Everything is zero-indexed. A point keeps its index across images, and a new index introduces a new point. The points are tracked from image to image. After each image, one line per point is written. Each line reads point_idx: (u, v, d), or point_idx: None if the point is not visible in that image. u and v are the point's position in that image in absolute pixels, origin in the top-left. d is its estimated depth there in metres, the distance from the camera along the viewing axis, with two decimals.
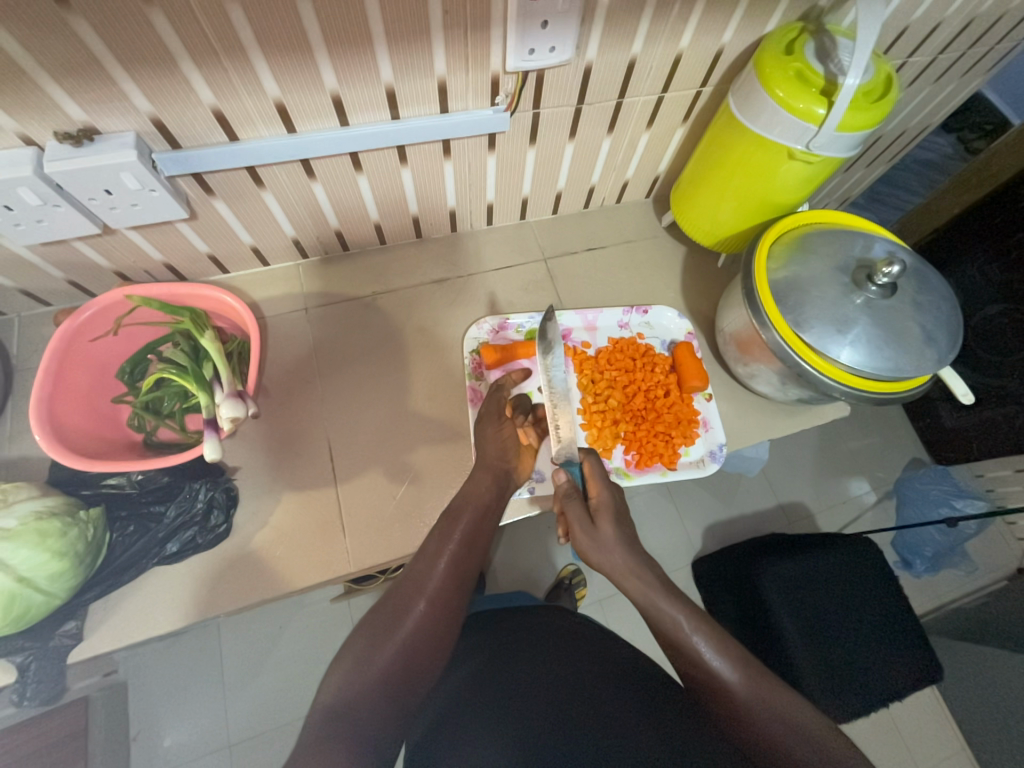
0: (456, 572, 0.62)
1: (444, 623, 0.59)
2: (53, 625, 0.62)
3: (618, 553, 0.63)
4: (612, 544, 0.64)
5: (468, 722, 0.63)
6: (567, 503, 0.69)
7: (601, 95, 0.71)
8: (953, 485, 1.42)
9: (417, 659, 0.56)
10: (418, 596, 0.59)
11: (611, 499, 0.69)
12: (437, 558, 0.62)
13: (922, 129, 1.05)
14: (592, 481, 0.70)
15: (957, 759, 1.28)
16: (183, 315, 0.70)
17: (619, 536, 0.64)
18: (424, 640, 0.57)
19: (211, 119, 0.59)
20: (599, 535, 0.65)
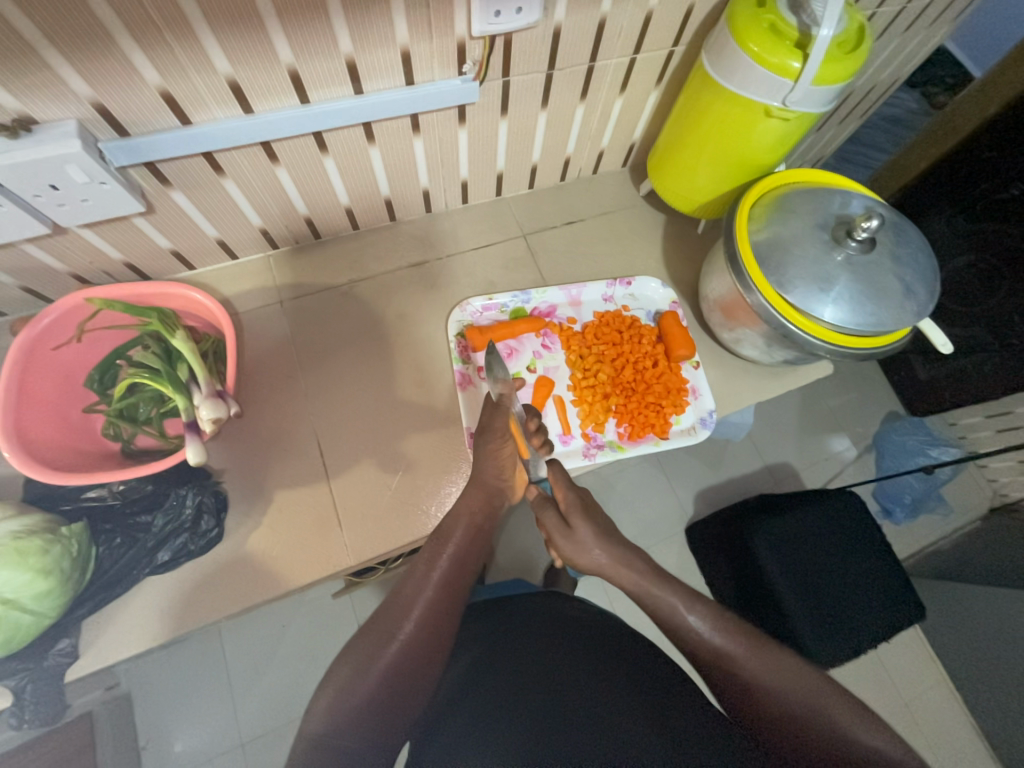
0: (452, 583, 0.61)
1: (439, 635, 0.59)
2: (46, 645, 0.60)
3: (598, 550, 0.65)
4: (590, 543, 0.65)
5: (468, 712, 0.63)
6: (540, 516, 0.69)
7: (572, 59, 0.69)
8: (926, 434, 1.51)
9: (414, 671, 0.56)
10: (412, 610, 0.58)
11: (578, 497, 0.69)
12: (432, 572, 0.61)
13: (891, 83, 1.05)
14: (557, 487, 0.70)
15: (941, 690, 1.36)
16: (150, 315, 0.66)
17: (594, 533, 0.66)
18: (420, 653, 0.57)
19: (160, 102, 0.55)
20: (577, 536, 0.66)
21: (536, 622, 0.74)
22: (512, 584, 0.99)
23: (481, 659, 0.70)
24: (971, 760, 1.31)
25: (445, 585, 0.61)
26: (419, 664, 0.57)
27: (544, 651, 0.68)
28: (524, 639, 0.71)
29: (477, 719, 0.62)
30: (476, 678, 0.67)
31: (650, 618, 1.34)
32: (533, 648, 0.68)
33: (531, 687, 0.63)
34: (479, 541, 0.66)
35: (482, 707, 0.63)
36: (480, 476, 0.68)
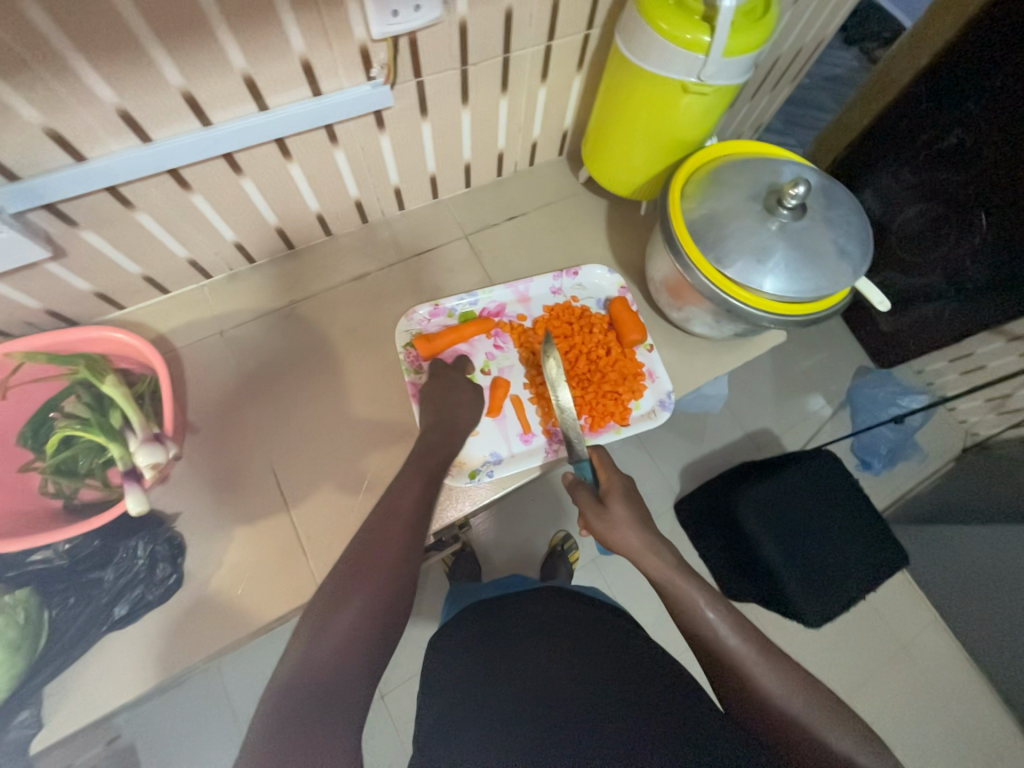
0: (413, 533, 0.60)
1: (408, 585, 0.57)
2: (5, 719, 0.57)
3: (629, 530, 0.66)
4: (624, 522, 0.67)
5: (458, 721, 0.61)
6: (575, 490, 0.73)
7: (484, 52, 0.67)
8: (896, 385, 1.54)
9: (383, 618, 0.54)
10: (379, 561, 0.57)
11: (621, 482, 0.72)
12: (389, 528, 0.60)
13: (817, 45, 1.05)
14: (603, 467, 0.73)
15: (933, 630, 1.41)
16: (77, 363, 0.64)
17: (628, 511, 0.68)
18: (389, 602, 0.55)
19: (48, 142, 0.52)
20: (611, 516, 0.68)
21: (523, 623, 0.73)
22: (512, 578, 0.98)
23: (471, 666, 0.67)
24: (968, 694, 1.35)
25: (408, 542, 0.59)
26: (390, 612, 0.54)
27: (534, 650, 0.66)
28: (513, 640, 0.69)
29: (467, 726, 0.60)
30: (466, 686, 0.65)
31: (646, 599, 1.35)
32: (523, 648, 0.67)
33: (521, 690, 0.61)
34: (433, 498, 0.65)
35: (474, 712, 0.60)
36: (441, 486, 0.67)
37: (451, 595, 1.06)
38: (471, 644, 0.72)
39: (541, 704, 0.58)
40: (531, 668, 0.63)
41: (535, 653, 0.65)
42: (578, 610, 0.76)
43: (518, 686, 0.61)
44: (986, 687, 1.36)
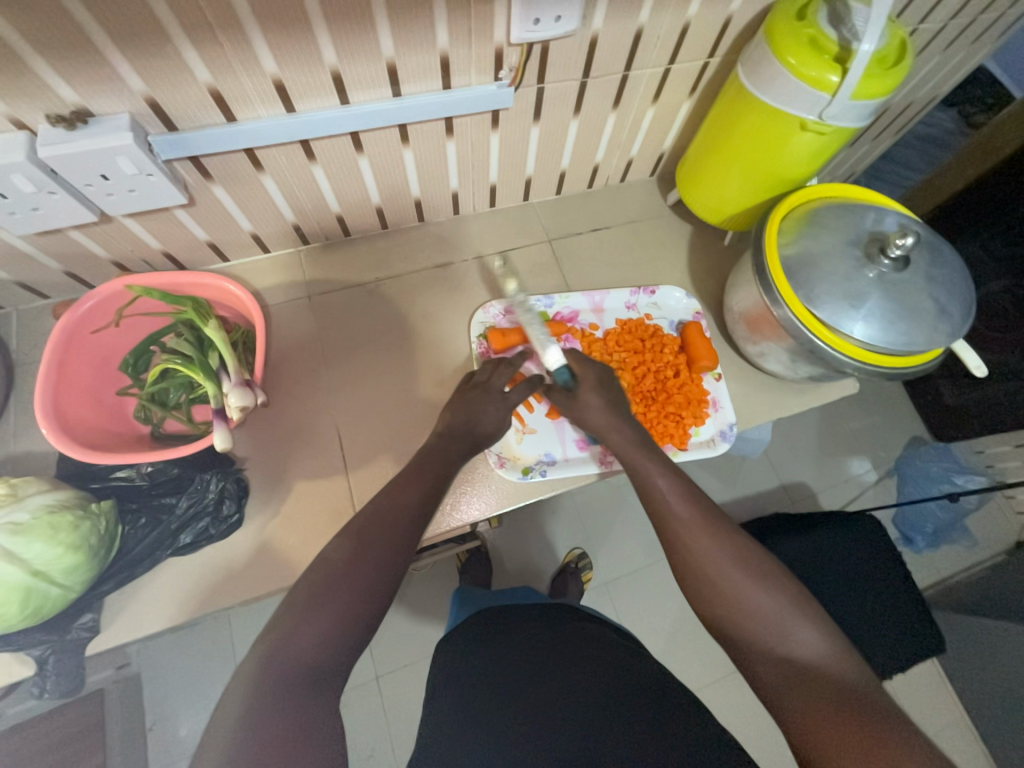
0: (411, 526, 0.61)
1: (389, 583, 0.57)
2: (70, 618, 0.62)
3: (637, 435, 0.70)
4: (631, 425, 0.70)
5: (465, 732, 0.61)
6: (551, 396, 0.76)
7: (607, 67, 0.69)
8: (952, 462, 1.46)
9: (363, 612, 0.54)
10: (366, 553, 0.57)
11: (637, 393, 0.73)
12: (386, 517, 0.60)
13: (929, 101, 1.03)
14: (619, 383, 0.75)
15: (958, 727, 1.31)
16: (186, 304, 0.69)
17: (640, 424, 0.71)
18: (374, 595, 0.55)
19: (209, 100, 0.57)
20: (620, 417, 0.71)
21: (531, 636, 0.72)
22: (522, 590, 0.97)
23: (477, 675, 0.67)
24: None
25: (395, 535, 0.59)
26: (367, 611, 0.54)
27: (541, 667, 0.65)
28: (520, 653, 0.68)
29: (473, 738, 0.60)
30: (473, 696, 0.65)
31: (655, 633, 1.32)
32: (531, 662, 0.66)
33: (529, 705, 0.60)
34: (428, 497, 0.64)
35: (478, 725, 0.61)
36: None
37: (460, 597, 1.07)
38: (480, 651, 0.72)
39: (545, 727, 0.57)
40: (537, 685, 0.62)
41: (543, 669, 0.65)
42: (591, 627, 0.75)
43: (522, 704, 0.61)
44: None
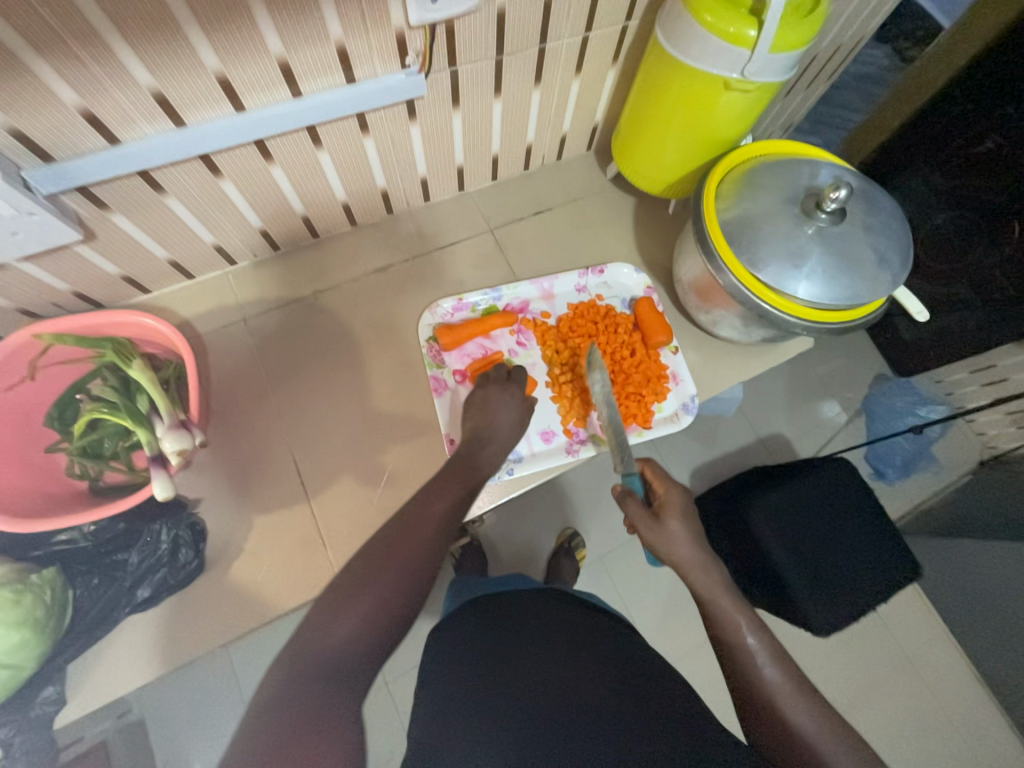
0: (440, 535, 0.60)
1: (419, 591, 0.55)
2: (30, 694, 0.58)
3: (684, 546, 0.66)
4: (679, 537, 0.67)
5: (459, 729, 0.58)
6: (627, 509, 0.70)
7: (521, 41, 0.65)
8: (914, 394, 1.50)
9: (392, 617, 0.53)
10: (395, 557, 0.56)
11: (677, 496, 0.71)
12: (416, 525, 0.60)
13: (856, 42, 1.02)
14: (659, 481, 0.72)
15: (942, 643, 1.39)
16: (105, 346, 0.64)
17: (687, 532, 0.67)
18: (405, 597, 0.54)
19: (84, 123, 0.51)
20: (667, 529, 0.67)
21: (526, 623, 0.69)
22: (514, 577, 0.96)
23: (470, 669, 0.64)
24: (977, 709, 1.34)
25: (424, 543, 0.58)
26: (395, 615, 0.53)
27: (541, 655, 0.63)
28: (519, 642, 0.65)
29: (471, 734, 0.56)
30: (467, 692, 0.61)
31: (652, 600, 1.35)
32: (531, 652, 0.63)
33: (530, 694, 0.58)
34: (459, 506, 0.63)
35: (477, 721, 0.57)
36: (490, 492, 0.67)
37: (453, 587, 1.06)
38: (471, 641, 0.68)
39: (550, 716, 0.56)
40: (540, 676, 0.60)
41: (546, 659, 0.62)
42: (586, 614, 0.72)
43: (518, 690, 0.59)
44: (993, 702, 1.34)
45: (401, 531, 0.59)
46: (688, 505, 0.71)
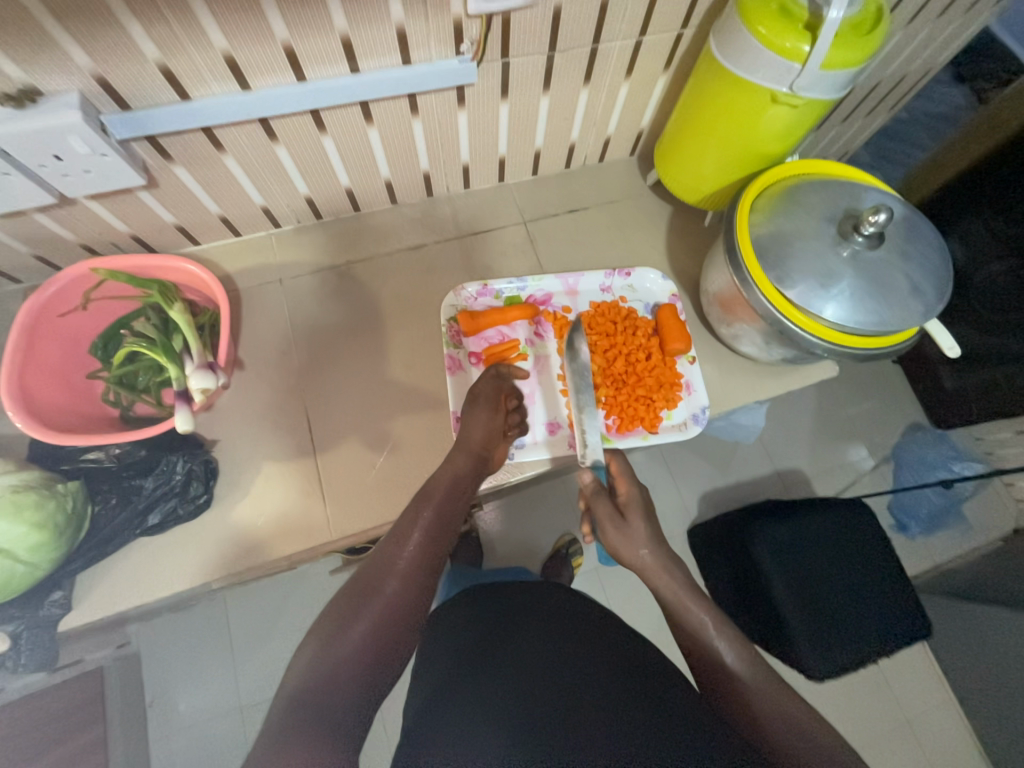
0: (424, 571, 0.60)
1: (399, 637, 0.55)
2: (40, 595, 0.63)
3: (646, 547, 0.66)
4: (642, 538, 0.66)
5: (453, 707, 0.60)
6: (596, 509, 0.69)
7: (574, 40, 0.67)
8: (949, 447, 1.45)
9: (377, 656, 0.53)
10: (381, 589, 0.57)
11: (639, 495, 0.71)
12: (399, 554, 0.60)
13: (924, 73, 0.99)
14: (621, 479, 0.71)
15: (947, 712, 1.31)
16: (152, 287, 0.69)
17: (648, 532, 0.67)
18: (388, 633, 0.54)
19: (160, 77, 0.56)
20: (629, 530, 0.67)
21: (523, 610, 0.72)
22: (513, 571, 0.96)
23: (469, 650, 0.67)
24: None
25: (407, 574, 0.59)
26: (384, 652, 0.54)
27: (534, 640, 0.65)
28: (515, 628, 0.68)
29: (461, 714, 0.59)
30: (463, 669, 0.64)
31: (642, 617, 1.33)
32: (525, 636, 0.66)
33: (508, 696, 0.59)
34: (444, 538, 0.63)
35: (468, 700, 0.60)
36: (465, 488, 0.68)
37: (450, 576, 1.07)
38: (475, 624, 0.71)
39: (536, 699, 0.57)
40: (532, 660, 0.62)
41: (532, 644, 0.65)
42: (583, 605, 0.73)
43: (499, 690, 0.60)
44: None
45: (381, 565, 0.59)
46: (645, 500, 0.72)
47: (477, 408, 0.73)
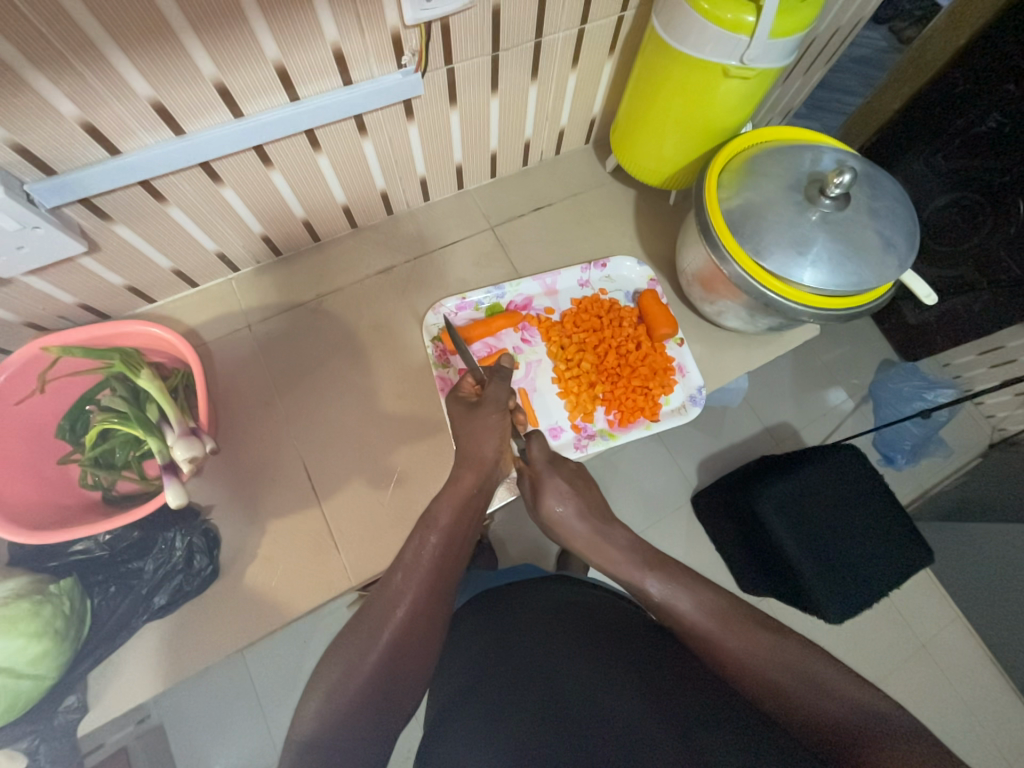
0: (436, 595, 0.57)
1: (412, 668, 0.53)
2: (54, 702, 0.60)
3: (573, 526, 0.66)
4: (563, 520, 0.66)
5: (462, 712, 0.55)
6: (521, 487, 0.72)
7: (517, 38, 0.65)
8: (922, 378, 1.48)
9: (396, 677, 0.52)
10: (397, 610, 0.55)
11: (557, 482, 0.68)
12: (422, 562, 0.59)
13: (856, 24, 0.98)
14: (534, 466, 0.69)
15: (956, 626, 1.38)
16: (112, 357, 0.64)
17: (574, 516, 0.66)
18: (403, 665, 0.53)
19: (83, 135, 0.51)
20: (546, 513, 0.67)
21: (539, 604, 0.68)
22: (525, 565, 0.88)
23: (486, 650, 0.61)
24: (994, 693, 1.33)
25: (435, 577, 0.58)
26: (418, 647, 0.54)
27: (555, 630, 0.60)
28: (534, 621, 0.63)
29: (469, 719, 0.53)
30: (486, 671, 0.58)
31: None
32: (543, 624, 0.62)
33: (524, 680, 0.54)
34: (457, 563, 0.60)
35: (485, 698, 0.55)
36: (463, 493, 0.64)
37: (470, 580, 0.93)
38: (492, 623, 0.67)
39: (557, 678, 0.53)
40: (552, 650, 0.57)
41: (552, 632, 0.60)
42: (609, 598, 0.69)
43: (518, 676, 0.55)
44: (1010, 686, 1.33)
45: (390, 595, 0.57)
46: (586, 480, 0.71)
47: (488, 413, 0.67)
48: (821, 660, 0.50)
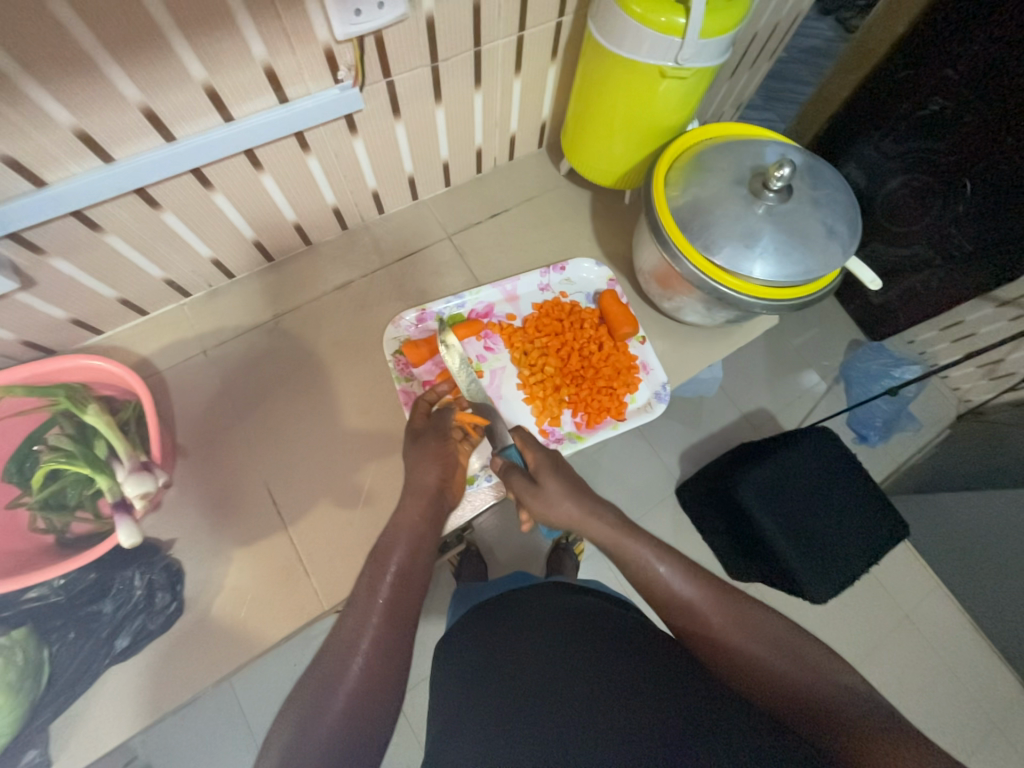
0: (410, 605, 0.56)
1: (392, 685, 0.51)
2: (13, 759, 0.57)
3: (567, 502, 0.64)
4: (559, 496, 0.64)
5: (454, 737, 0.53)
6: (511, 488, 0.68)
7: (455, 47, 0.65)
8: (888, 357, 1.51)
9: (379, 697, 0.50)
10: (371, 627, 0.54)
11: (547, 457, 0.69)
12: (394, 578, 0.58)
13: (794, 19, 1.00)
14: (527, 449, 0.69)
15: (937, 596, 1.41)
16: (57, 394, 0.63)
17: (567, 490, 0.65)
18: (382, 687, 0.50)
19: (5, 168, 0.49)
20: (546, 492, 0.65)
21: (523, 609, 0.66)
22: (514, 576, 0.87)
23: (469, 666, 0.60)
24: (977, 658, 1.37)
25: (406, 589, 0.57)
26: (397, 663, 0.52)
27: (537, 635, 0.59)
28: (516, 628, 0.62)
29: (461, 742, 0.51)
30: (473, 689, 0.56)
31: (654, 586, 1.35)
32: (525, 630, 0.61)
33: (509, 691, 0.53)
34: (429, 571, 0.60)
35: (474, 717, 0.53)
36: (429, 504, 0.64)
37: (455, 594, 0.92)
38: (475, 638, 0.65)
39: (541, 684, 0.51)
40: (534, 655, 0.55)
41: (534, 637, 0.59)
42: (591, 599, 0.67)
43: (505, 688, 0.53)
44: (991, 650, 1.37)
45: (363, 613, 0.55)
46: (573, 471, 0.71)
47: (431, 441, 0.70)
48: (789, 647, 0.51)
